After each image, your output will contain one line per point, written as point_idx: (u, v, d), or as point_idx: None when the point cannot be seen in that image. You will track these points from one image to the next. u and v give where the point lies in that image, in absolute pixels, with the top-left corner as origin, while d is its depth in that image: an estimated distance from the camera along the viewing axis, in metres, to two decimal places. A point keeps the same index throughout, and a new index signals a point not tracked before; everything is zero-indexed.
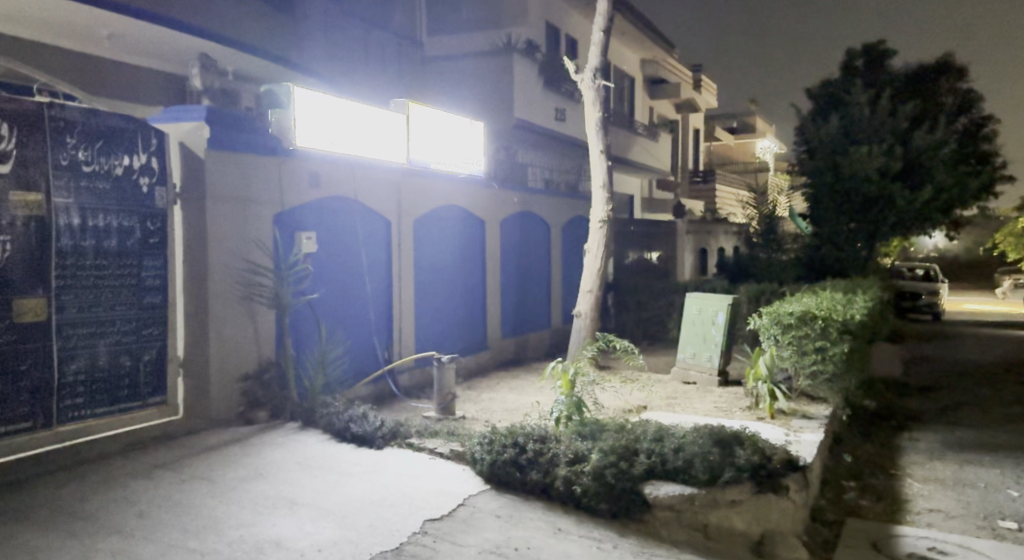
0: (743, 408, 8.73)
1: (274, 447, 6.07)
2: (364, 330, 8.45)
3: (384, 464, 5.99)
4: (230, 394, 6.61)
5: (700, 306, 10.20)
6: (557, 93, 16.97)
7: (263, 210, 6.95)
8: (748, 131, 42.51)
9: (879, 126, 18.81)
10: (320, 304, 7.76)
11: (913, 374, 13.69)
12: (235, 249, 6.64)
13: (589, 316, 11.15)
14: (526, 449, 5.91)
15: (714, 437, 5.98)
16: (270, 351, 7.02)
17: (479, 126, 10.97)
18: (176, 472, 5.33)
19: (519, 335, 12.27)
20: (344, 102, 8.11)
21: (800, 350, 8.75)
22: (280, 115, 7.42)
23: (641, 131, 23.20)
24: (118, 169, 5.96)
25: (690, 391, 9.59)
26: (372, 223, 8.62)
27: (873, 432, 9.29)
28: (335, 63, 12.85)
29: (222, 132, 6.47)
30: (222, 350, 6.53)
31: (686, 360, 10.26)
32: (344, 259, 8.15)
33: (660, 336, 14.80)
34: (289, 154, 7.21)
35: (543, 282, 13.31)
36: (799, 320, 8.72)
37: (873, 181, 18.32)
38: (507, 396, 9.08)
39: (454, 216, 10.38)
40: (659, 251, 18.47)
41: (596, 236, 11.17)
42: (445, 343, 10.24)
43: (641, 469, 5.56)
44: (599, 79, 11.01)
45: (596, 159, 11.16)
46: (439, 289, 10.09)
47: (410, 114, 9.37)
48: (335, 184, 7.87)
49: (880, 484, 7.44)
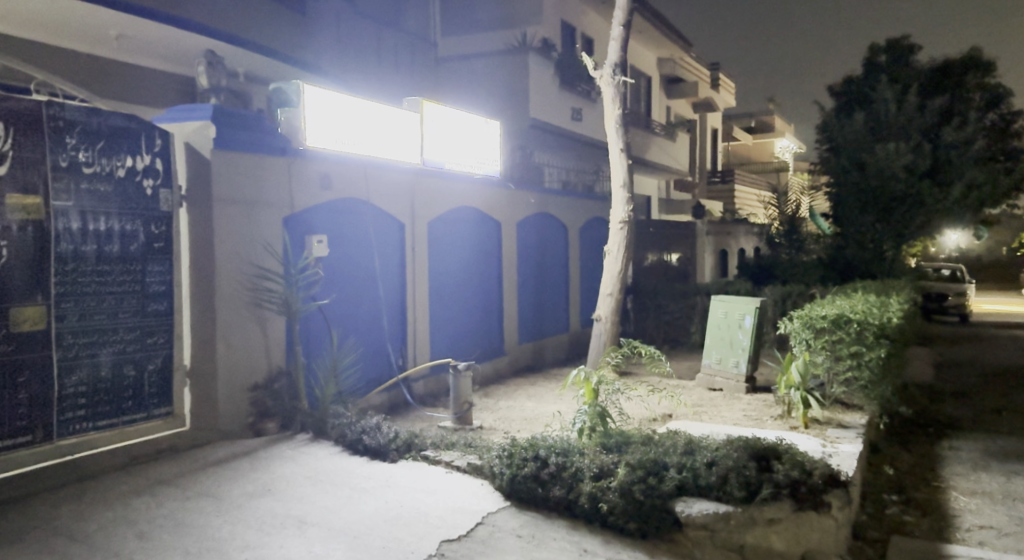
0: (774, 417, 8.34)
1: (284, 461, 5.77)
2: (378, 336, 8.17)
3: (399, 479, 5.67)
4: (239, 404, 6.34)
5: (726, 309, 9.80)
6: (574, 92, 16.63)
7: (273, 212, 6.68)
8: (766, 131, 41.91)
9: (906, 123, 18.30)
10: (332, 311, 7.47)
11: (947, 378, 13.17)
12: (243, 254, 6.38)
13: (610, 320, 10.78)
14: (548, 462, 5.56)
15: (749, 451, 5.62)
16: (280, 359, 6.75)
17: (495, 124, 10.64)
18: (180, 488, 5.05)
19: (537, 340, 11.93)
20: (357, 100, 7.84)
21: (834, 355, 8.39)
22: (289, 114, 7.12)
23: (658, 130, 22.81)
24: (121, 170, 5.71)
25: (716, 398, 9.20)
26: (385, 226, 8.34)
27: (911, 441, 8.83)
28: (349, 63, 12.62)
29: (228, 131, 6.22)
30: (230, 359, 6.26)
31: (712, 366, 9.87)
32: (356, 264, 7.86)
33: (681, 340, 14.40)
34: (298, 154, 6.94)
35: (561, 285, 12.97)
36: (832, 324, 8.38)
37: (903, 178, 17.77)
38: (526, 404, 8.75)
39: (469, 218, 10.08)
40: (679, 252, 18.07)
41: (617, 237, 10.80)
42: (461, 349, 9.92)
43: (671, 485, 5.22)
44: (618, 75, 10.64)
45: (616, 158, 10.82)
46: (455, 293, 9.79)
47: (424, 112, 9.08)
48: (347, 185, 7.59)
49: (924, 497, 6.99)
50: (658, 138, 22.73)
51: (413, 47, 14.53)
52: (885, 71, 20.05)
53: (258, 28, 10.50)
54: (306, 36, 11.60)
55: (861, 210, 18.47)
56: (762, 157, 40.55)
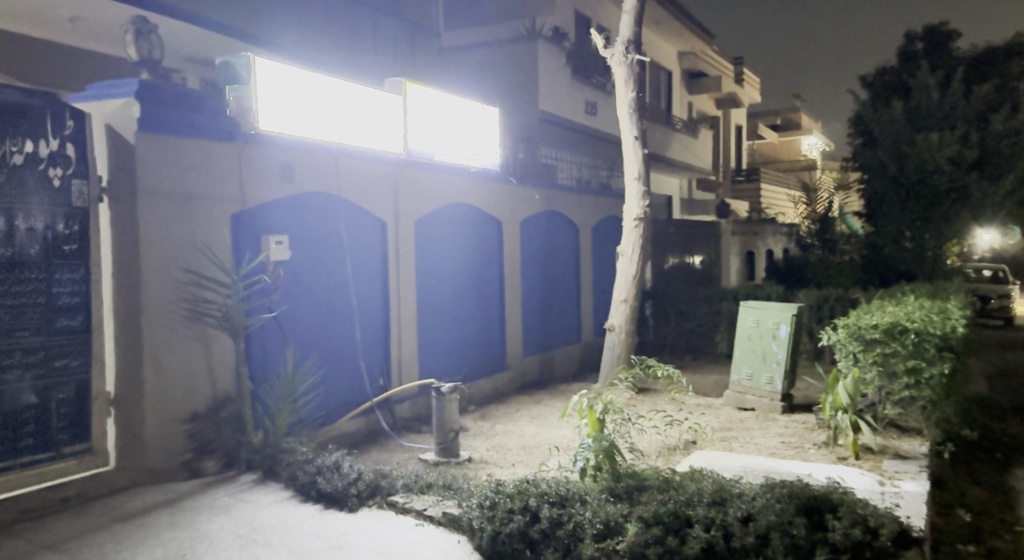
0: (817, 444, 7.09)
1: (213, 513, 4.69)
2: (351, 353, 7.10)
3: (353, 537, 4.52)
4: (172, 442, 5.29)
5: (757, 317, 8.55)
6: (588, 84, 15.52)
7: (218, 207, 5.64)
8: (792, 128, 40.31)
9: (950, 112, 16.85)
10: (294, 324, 6.42)
11: (1003, 390, 11.73)
12: (178, 257, 5.34)
13: (624, 330, 9.60)
14: (539, 516, 4.40)
15: (796, 502, 4.38)
16: (228, 384, 5.70)
17: (494, 112, 9.50)
18: (68, 555, 4.03)
19: (544, 353, 10.79)
20: (326, 78, 6.73)
21: (887, 371, 7.11)
22: (238, 93, 5.93)
23: (679, 126, 21.56)
24: (17, 157, 4.82)
25: (748, 421, 7.98)
26: (362, 225, 7.28)
27: (981, 470, 7.47)
28: (346, 51, 11.41)
29: (157, 111, 5.21)
30: (162, 386, 5.23)
31: (741, 383, 8.63)
32: (326, 270, 6.82)
33: (705, 350, 13.14)
34: (249, 138, 5.90)
35: (571, 292, 11.83)
36: (885, 335, 7.06)
37: (947, 171, 15.87)
38: (527, 428, 7.60)
39: (464, 216, 8.98)
40: (702, 255, 16.83)
41: (631, 236, 9.60)
42: (454, 363, 8.80)
43: (695, 548, 4.05)
44: (632, 53, 9.46)
45: (629, 147, 9.61)
46: (449, 302, 8.72)
47: (409, 94, 7.94)
48: (313, 178, 6.56)
49: (1009, 548, 5.67)
50: (679, 135, 21.49)
51: (417, 37, 13.30)
52: (923, 58, 18.62)
53: (254, 8, 9.32)
54: (305, 22, 10.50)
55: (898, 206, 16.61)
56: (789, 155, 38.90)
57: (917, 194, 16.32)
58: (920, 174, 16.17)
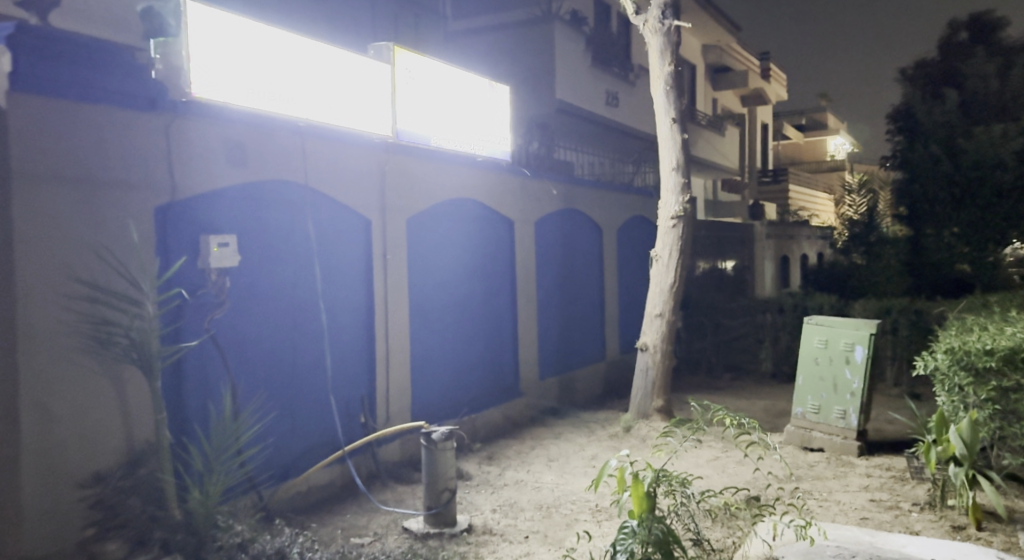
0: (916, 503, 5.51)
1: None
2: (320, 384, 5.68)
3: None
4: (63, 512, 3.88)
5: (826, 337, 6.97)
6: (609, 73, 14.00)
7: (133, 196, 4.24)
8: (818, 129, 38.28)
9: (1011, 102, 14.33)
10: (245, 348, 5.03)
11: None
12: (73, 263, 3.93)
13: (659, 350, 8.09)
14: None
15: None
16: (147, 431, 4.34)
17: (504, 89, 8.06)
18: None
19: (564, 374, 9.29)
20: (286, 36, 5.36)
21: (1004, 410, 5.46)
22: (167, 48, 4.38)
23: (704, 122, 20.05)
24: None
25: (818, 467, 6.44)
26: (339, 223, 5.88)
27: None
28: (338, 25, 9.98)
29: (43, 65, 3.79)
30: (47, 439, 3.82)
31: (806, 417, 7.07)
32: (290, 277, 5.42)
33: (746, 368, 11.54)
34: (179, 106, 4.49)
35: (594, 303, 10.34)
36: (1002, 364, 5.44)
37: (1013, 166, 13.19)
38: (544, 478, 6.10)
39: (468, 214, 7.55)
40: (734, 260, 15.23)
41: (666, 238, 8.09)
42: (454, 392, 7.32)
43: None
44: (668, 19, 7.98)
45: (664, 133, 8.13)
46: (450, 316, 7.28)
47: (399, 63, 6.53)
48: (272, 162, 5.16)
49: None
50: (704, 131, 19.92)
51: (421, 18, 11.86)
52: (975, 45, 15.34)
53: None
54: None
55: (952, 208, 13.89)
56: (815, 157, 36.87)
57: (970, 192, 13.64)
58: (982, 171, 13.44)
